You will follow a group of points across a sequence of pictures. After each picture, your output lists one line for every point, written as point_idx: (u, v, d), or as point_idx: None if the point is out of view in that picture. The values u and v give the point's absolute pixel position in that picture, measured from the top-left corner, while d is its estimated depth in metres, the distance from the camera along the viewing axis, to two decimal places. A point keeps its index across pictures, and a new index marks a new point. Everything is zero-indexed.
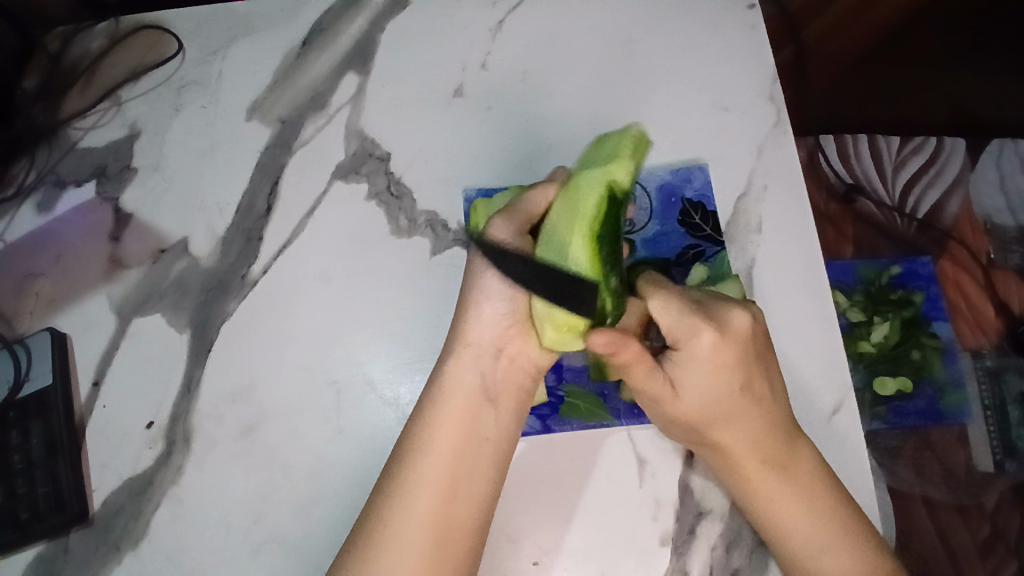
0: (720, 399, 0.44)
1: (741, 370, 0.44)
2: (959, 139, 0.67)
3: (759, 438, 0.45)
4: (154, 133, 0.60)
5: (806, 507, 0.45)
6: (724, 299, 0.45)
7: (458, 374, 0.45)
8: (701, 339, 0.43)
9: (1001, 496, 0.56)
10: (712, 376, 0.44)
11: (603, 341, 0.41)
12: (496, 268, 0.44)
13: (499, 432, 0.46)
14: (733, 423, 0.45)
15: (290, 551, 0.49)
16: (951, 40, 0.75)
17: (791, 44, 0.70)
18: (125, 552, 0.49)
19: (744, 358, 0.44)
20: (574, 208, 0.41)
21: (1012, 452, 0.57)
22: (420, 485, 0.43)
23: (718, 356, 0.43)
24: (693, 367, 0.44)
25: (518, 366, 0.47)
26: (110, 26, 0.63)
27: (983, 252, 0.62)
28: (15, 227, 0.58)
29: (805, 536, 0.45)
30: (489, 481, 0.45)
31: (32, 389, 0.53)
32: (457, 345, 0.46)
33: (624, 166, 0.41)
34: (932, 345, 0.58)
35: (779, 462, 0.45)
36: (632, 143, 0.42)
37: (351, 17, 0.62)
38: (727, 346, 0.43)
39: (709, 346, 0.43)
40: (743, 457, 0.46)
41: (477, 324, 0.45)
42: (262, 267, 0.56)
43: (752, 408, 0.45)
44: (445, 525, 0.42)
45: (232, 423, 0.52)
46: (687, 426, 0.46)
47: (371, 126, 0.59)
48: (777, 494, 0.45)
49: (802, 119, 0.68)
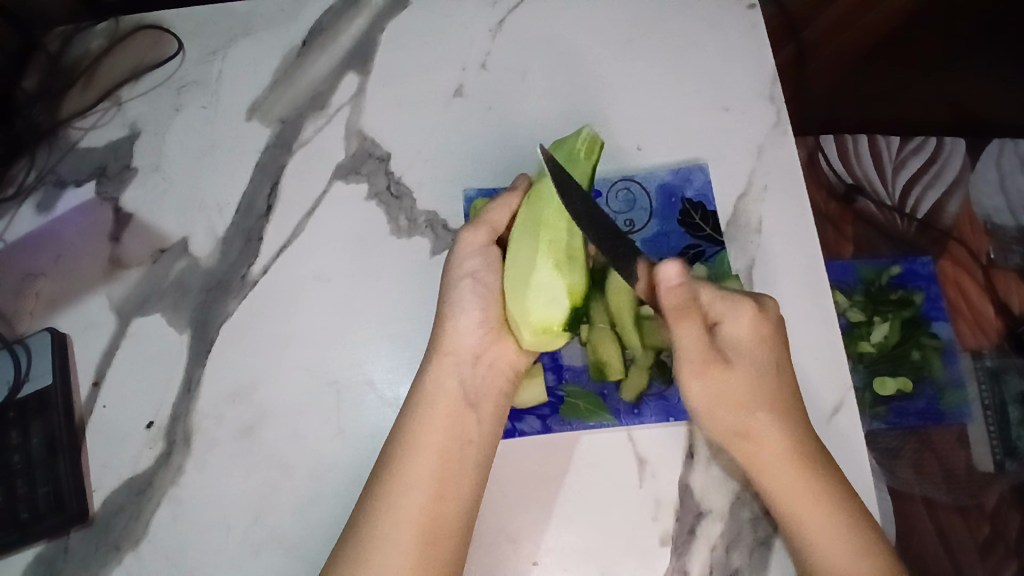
0: (762, 381, 0.47)
1: (779, 353, 0.47)
2: (959, 139, 0.66)
3: (797, 427, 0.46)
4: (154, 133, 0.60)
5: (824, 499, 0.45)
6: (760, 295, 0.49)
7: (439, 378, 0.47)
8: (745, 312, 0.46)
9: (1001, 496, 0.56)
10: (751, 361, 0.47)
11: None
12: (468, 276, 0.48)
13: (484, 433, 0.46)
14: (774, 406, 0.47)
15: (289, 551, 0.49)
16: (952, 40, 0.75)
17: (792, 44, 0.71)
18: (124, 553, 0.49)
19: (781, 341, 0.47)
20: (536, 213, 0.46)
21: (1012, 453, 0.56)
22: (408, 484, 0.43)
23: (760, 333, 0.46)
24: (739, 346, 0.47)
25: (497, 369, 0.49)
26: (110, 26, 0.63)
27: (983, 252, 0.62)
28: (15, 227, 0.58)
29: (832, 529, 0.44)
30: (476, 479, 0.45)
31: (32, 390, 0.53)
32: (437, 353, 0.48)
33: (580, 167, 0.48)
34: (932, 345, 0.58)
35: (807, 453, 0.46)
36: (584, 144, 0.49)
37: (352, 17, 0.62)
38: (769, 324, 0.47)
39: (754, 321, 0.46)
40: (782, 443, 0.46)
41: (455, 332, 0.48)
42: (261, 267, 0.56)
43: (788, 395, 0.47)
44: (434, 523, 0.43)
45: (231, 423, 0.52)
46: (729, 412, 0.47)
47: (371, 126, 0.59)
48: (805, 488, 0.45)
49: (802, 118, 0.68)
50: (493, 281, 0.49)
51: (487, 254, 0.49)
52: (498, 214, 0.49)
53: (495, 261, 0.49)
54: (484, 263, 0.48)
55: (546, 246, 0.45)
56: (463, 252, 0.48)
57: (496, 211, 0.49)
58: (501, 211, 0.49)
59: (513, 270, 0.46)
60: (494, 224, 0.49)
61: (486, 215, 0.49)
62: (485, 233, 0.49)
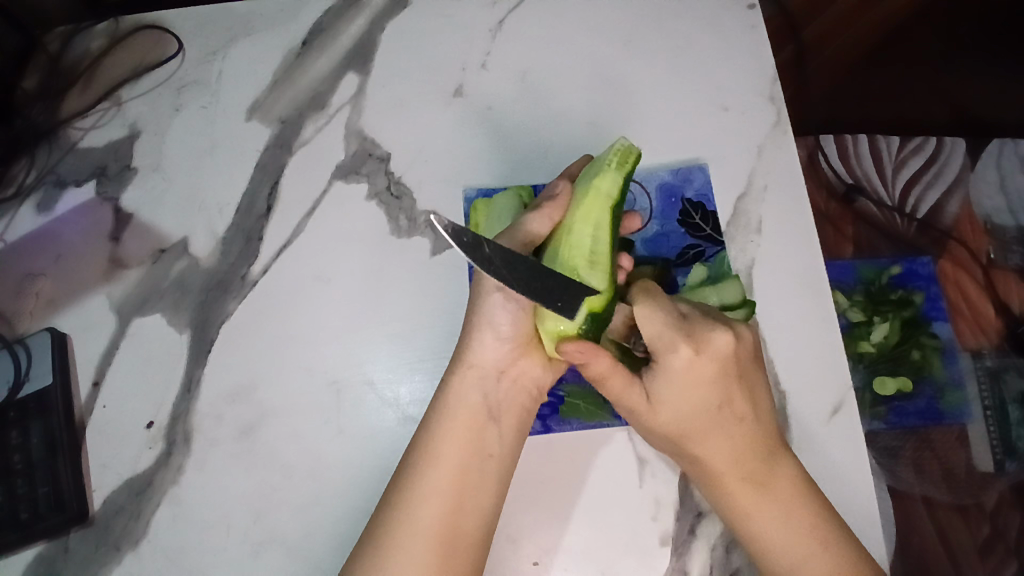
0: (699, 415, 0.44)
1: (720, 387, 0.44)
2: (959, 138, 0.66)
3: (742, 456, 0.44)
4: (154, 133, 0.60)
5: (790, 525, 0.44)
6: (712, 317, 0.45)
7: (463, 389, 0.46)
8: (679, 352, 0.43)
9: (1001, 496, 0.56)
10: (689, 389, 0.43)
11: (574, 348, 0.42)
12: (499, 287, 0.46)
13: (505, 447, 0.46)
14: (713, 436, 0.44)
15: (290, 551, 0.49)
16: (952, 39, 0.75)
17: (792, 44, 0.71)
18: (124, 553, 0.49)
19: (722, 375, 0.43)
20: (569, 239, 0.45)
21: (1012, 452, 0.56)
22: (428, 495, 0.43)
23: (694, 371, 0.43)
24: (673, 381, 0.43)
25: (521, 385, 0.48)
26: (110, 26, 0.63)
27: (983, 252, 0.62)
28: (14, 227, 0.58)
29: (786, 556, 0.43)
30: (496, 493, 0.45)
31: (33, 390, 0.53)
32: (461, 365, 0.47)
33: (609, 177, 0.45)
34: (932, 345, 0.58)
35: (761, 479, 0.44)
36: (617, 155, 0.46)
37: (351, 17, 0.62)
38: (707, 362, 0.43)
39: (688, 362, 0.43)
40: (721, 471, 0.45)
41: (481, 346, 0.47)
42: (262, 267, 0.56)
43: (733, 424, 0.44)
44: (452, 532, 0.42)
45: (231, 423, 0.52)
46: (664, 436, 0.46)
47: (371, 126, 0.59)
48: (758, 512, 0.44)
49: (803, 119, 0.68)
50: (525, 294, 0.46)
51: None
52: (537, 226, 0.46)
53: None
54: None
55: (567, 253, 0.45)
56: None
57: (534, 221, 0.46)
58: (540, 225, 0.46)
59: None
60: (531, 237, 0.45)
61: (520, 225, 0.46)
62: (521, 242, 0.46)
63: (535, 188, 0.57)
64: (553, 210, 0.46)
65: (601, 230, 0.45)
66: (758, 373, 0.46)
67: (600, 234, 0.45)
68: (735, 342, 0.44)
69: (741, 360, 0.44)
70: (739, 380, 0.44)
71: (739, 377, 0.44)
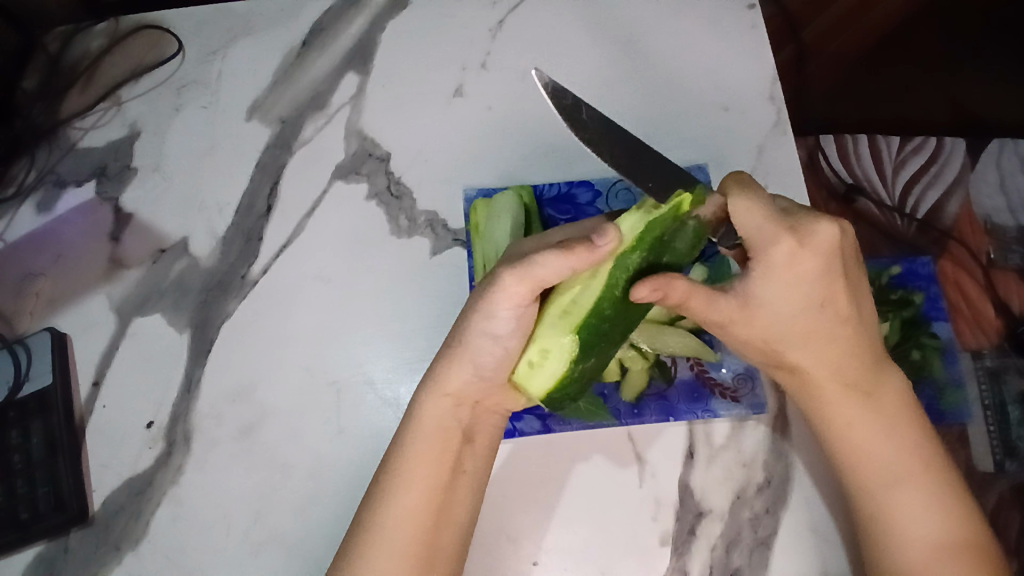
0: (799, 316, 0.42)
1: (823, 286, 0.42)
2: (959, 139, 0.65)
3: (841, 360, 0.43)
4: (154, 133, 0.60)
5: (889, 436, 0.43)
6: (812, 210, 0.42)
7: (435, 410, 0.44)
8: (781, 246, 0.40)
9: (1001, 496, 0.53)
10: (791, 290, 0.42)
11: (649, 287, 0.40)
12: (490, 334, 0.43)
13: (477, 468, 0.45)
14: (811, 340, 0.43)
15: (289, 550, 0.49)
16: (949, 42, 0.75)
17: (792, 44, 0.74)
18: (124, 553, 0.49)
19: (826, 269, 0.41)
20: (562, 295, 0.42)
21: (1012, 452, 0.54)
22: (402, 520, 0.41)
23: (797, 264, 0.41)
24: (771, 285, 0.42)
25: (491, 409, 0.46)
26: (110, 26, 0.64)
27: (983, 252, 0.61)
28: (15, 227, 0.58)
29: (880, 465, 0.43)
30: (469, 511, 0.44)
31: (32, 389, 0.53)
32: (436, 390, 0.44)
33: (632, 220, 0.41)
34: (932, 345, 0.56)
35: (862, 386, 0.44)
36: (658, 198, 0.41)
37: (352, 17, 0.62)
38: (809, 257, 0.40)
39: (790, 256, 0.40)
40: (821, 378, 0.44)
41: (459, 373, 0.44)
42: (261, 267, 0.56)
43: (837, 326, 0.43)
44: (433, 548, 0.42)
45: (232, 422, 0.52)
46: (759, 347, 0.45)
47: (371, 126, 0.59)
48: (858, 422, 0.44)
49: (803, 119, 0.70)
50: (515, 344, 0.43)
51: (522, 314, 0.42)
52: (548, 269, 0.40)
53: (525, 323, 0.42)
54: (514, 325, 0.42)
55: (550, 309, 0.43)
56: (495, 306, 0.42)
57: (547, 261, 0.40)
58: (552, 267, 0.40)
59: (537, 323, 0.43)
60: (537, 278, 0.41)
61: (532, 265, 0.40)
62: (528, 287, 0.41)
63: (535, 188, 0.56)
64: (573, 257, 0.40)
65: (590, 285, 0.41)
66: (861, 270, 0.43)
67: (591, 285, 0.41)
68: (839, 235, 0.41)
69: (846, 255, 0.41)
70: (844, 277, 0.42)
71: (843, 275, 0.42)
